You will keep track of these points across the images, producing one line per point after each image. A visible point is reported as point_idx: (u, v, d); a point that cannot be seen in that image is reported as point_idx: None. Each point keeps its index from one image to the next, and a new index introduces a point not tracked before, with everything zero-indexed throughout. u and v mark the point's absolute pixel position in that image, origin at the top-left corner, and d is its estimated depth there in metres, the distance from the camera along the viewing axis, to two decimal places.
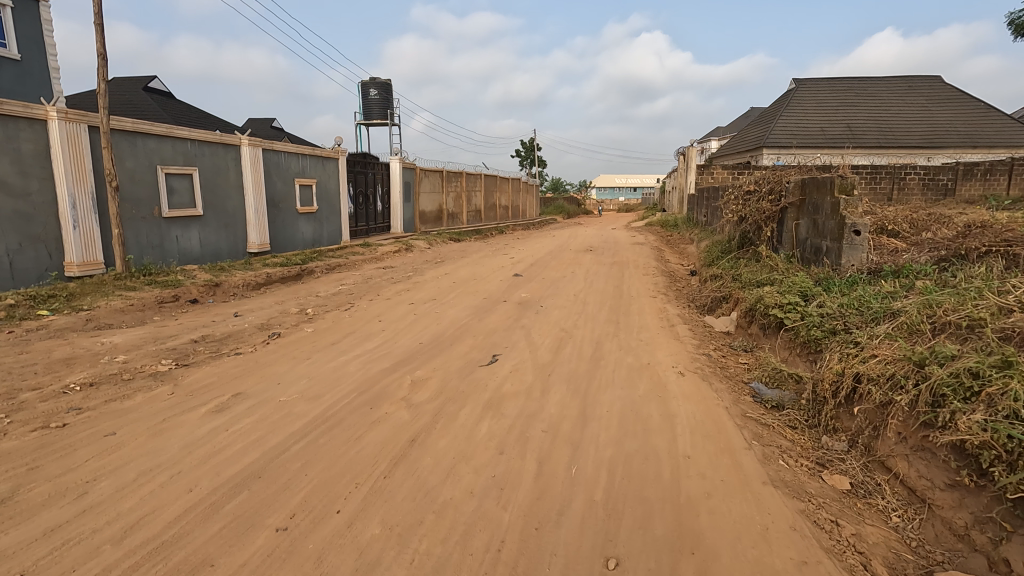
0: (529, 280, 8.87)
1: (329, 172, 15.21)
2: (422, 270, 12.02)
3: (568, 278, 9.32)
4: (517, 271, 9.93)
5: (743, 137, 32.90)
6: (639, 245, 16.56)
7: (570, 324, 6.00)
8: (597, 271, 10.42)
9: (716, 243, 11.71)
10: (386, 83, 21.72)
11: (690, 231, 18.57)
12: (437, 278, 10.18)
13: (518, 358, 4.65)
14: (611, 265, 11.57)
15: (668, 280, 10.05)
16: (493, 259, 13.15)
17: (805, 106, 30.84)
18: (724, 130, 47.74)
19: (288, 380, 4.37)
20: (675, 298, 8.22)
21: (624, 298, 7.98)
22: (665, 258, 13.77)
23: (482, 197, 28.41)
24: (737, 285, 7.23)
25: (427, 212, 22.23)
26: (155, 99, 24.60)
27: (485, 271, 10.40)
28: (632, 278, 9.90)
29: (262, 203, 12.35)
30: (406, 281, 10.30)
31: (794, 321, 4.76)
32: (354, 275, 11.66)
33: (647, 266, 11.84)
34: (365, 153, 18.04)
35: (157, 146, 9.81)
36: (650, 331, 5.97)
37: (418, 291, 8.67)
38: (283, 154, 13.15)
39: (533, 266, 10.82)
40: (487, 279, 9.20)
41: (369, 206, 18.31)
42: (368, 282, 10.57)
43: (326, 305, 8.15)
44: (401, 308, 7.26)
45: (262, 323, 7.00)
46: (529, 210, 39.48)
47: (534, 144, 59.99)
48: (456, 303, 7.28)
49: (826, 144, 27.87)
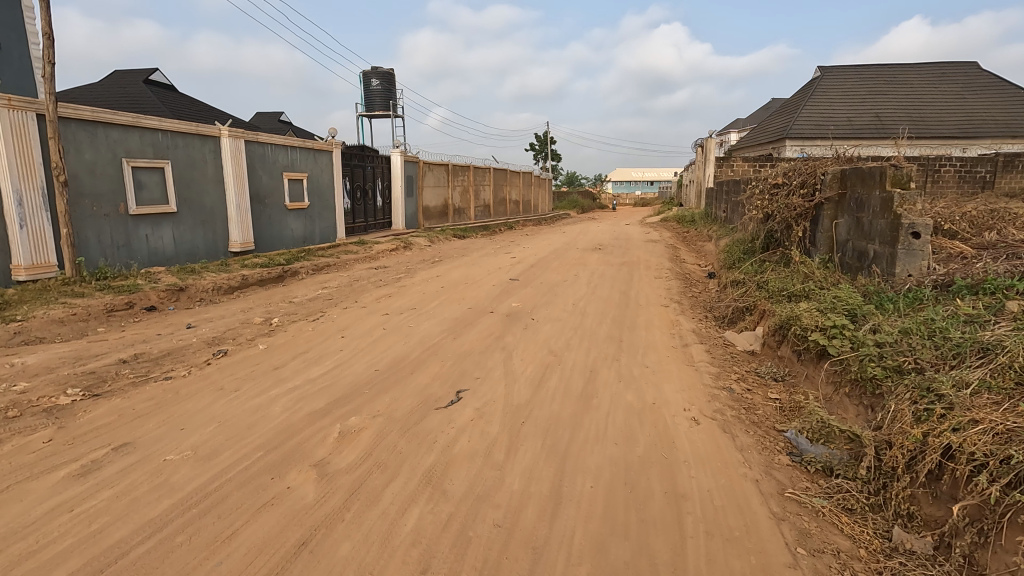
0: (525, 287, 7.87)
1: (322, 165, 14.37)
2: (415, 272, 11.11)
3: (569, 283, 8.32)
4: (513, 275, 8.95)
5: (764, 128, 31.41)
6: (653, 243, 15.46)
7: (561, 344, 5.01)
8: (604, 274, 9.39)
9: (736, 241, 10.59)
10: (388, 73, 20.81)
11: (707, 228, 17.41)
12: (427, 282, 9.26)
13: (485, 397, 3.69)
14: (620, 266, 10.52)
15: (682, 284, 8.98)
16: (493, 260, 12.18)
17: (831, 95, 29.25)
18: (744, 121, 46.06)
19: (194, 424, 3.47)
20: (689, 308, 7.19)
21: (631, 307, 6.97)
22: (681, 258, 12.67)
23: (491, 191, 27.43)
24: (763, 294, 6.18)
25: (431, 207, 21.33)
26: (156, 92, 24.00)
27: (479, 274, 9.45)
28: (643, 282, 8.85)
29: (245, 198, 11.54)
30: (394, 284, 9.39)
31: (842, 350, 3.76)
32: (341, 277, 10.77)
33: (660, 267, 10.78)
34: (363, 145, 17.17)
35: (122, 136, 9.01)
36: (658, 353, 4.97)
37: (400, 298, 7.74)
38: (269, 146, 12.32)
39: (533, 268, 9.83)
40: (479, 284, 8.24)
41: (368, 202, 17.47)
42: (353, 286, 9.68)
43: (295, 314, 7.28)
44: (373, 320, 6.33)
45: (214, 337, 6.14)
46: (542, 204, 38.41)
47: (548, 137, 58.86)
48: (435, 314, 6.34)
49: (854, 135, 26.34)
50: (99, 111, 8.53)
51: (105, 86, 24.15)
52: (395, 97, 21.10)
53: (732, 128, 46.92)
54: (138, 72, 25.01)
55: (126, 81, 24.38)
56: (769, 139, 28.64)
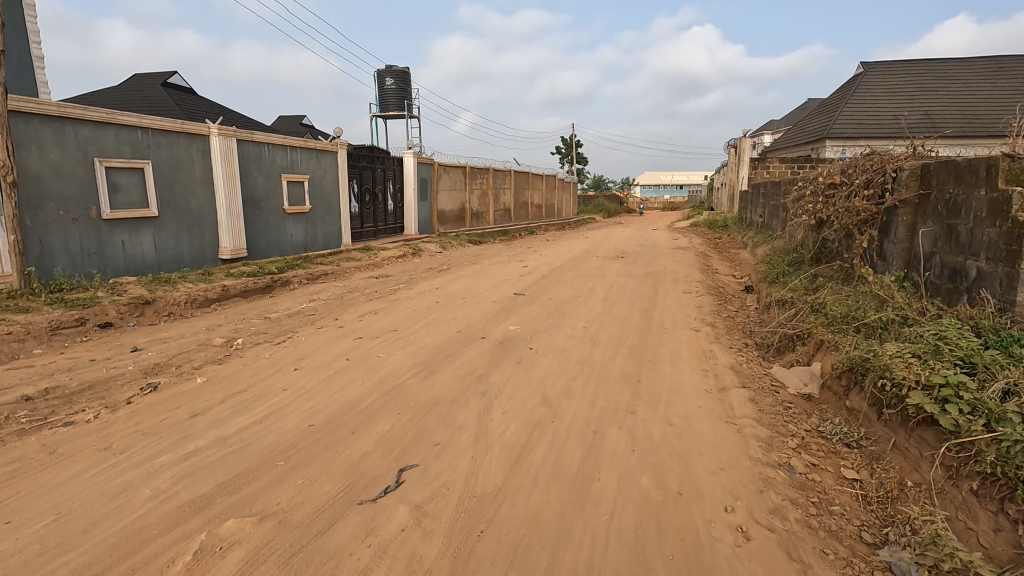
0: (530, 304, 6.77)
1: (325, 167, 13.56)
2: (415, 282, 10.14)
3: (582, 299, 7.18)
4: (520, 289, 7.87)
5: (802, 128, 29.67)
6: (681, 250, 14.17)
7: (560, 388, 3.90)
8: (624, 289, 8.20)
9: (778, 250, 9.29)
10: (403, 71, 20.04)
11: (741, 234, 16.01)
12: (423, 295, 8.25)
13: (437, 481, 2.59)
14: (644, 278, 9.32)
15: (715, 301, 7.75)
16: (504, 269, 11.11)
17: (874, 92, 27.39)
18: (778, 122, 44.02)
19: (25, 516, 2.47)
20: (725, 332, 6.00)
21: (652, 331, 5.81)
22: (713, 269, 11.36)
23: (511, 195, 26.41)
24: (821, 321, 4.96)
25: (446, 211, 20.39)
26: (173, 96, 23.76)
27: (483, 286, 8.40)
28: (669, 298, 7.63)
29: (237, 201, 10.76)
30: (387, 298, 8.41)
31: (963, 423, 2.58)
32: (334, 288, 9.86)
33: (690, 279, 9.54)
34: (373, 146, 16.36)
35: (94, 134, 8.28)
36: (687, 402, 3.83)
37: (386, 316, 6.72)
38: (264, 146, 11.57)
39: (544, 280, 8.73)
40: (477, 300, 7.18)
41: (377, 206, 16.64)
42: (343, 299, 8.74)
43: (263, 335, 6.32)
44: (342, 346, 5.31)
45: (157, 363, 5.21)
46: (566, 208, 37.21)
47: (573, 141, 57.78)
48: (417, 340, 5.29)
49: (900, 134, 24.52)
50: (67, 106, 7.80)
51: (125, 90, 24.04)
52: (410, 96, 20.28)
53: (766, 129, 44.88)
54: (157, 75, 24.83)
55: (145, 84, 24.22)
56: (807, 139, 26.97)
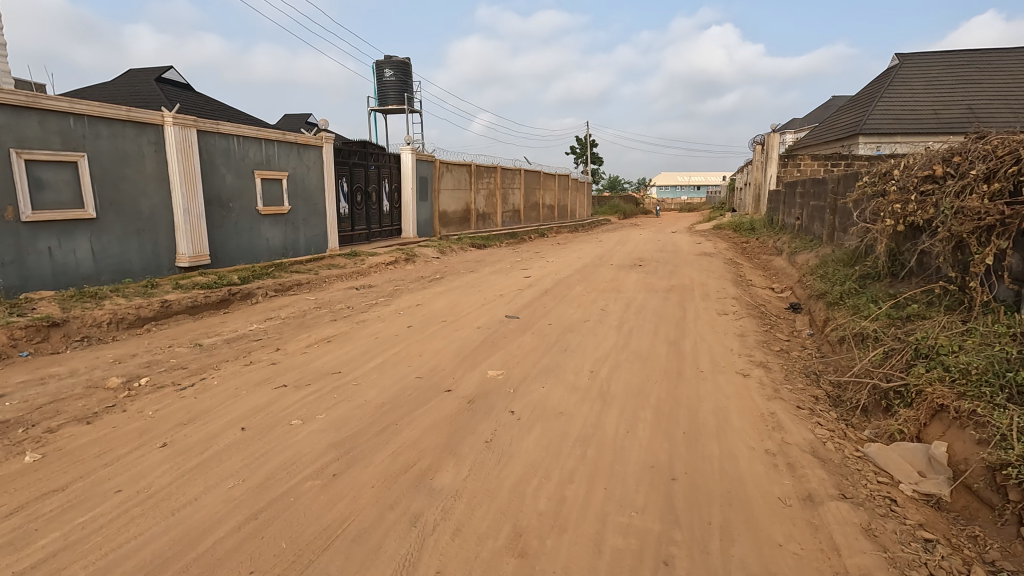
0: (523, 333, 5.25)
1: (309, 163, 12.21)
2: (397, 296, 8.71)
3: (591, 325, 5.64)
4: (514, 309, 6.35)
5: (832, 124, 27.72)
6: (708, 257, 12.51)
7: (544, 506, 2.38)
8: (645, 308, 6.63)
9: (834, 260, 7.65)
10: (403, 62, 18.71)
11: (773, 239, 14.30)
12: (397, 315, 6.78)
13: None
14: (668, 294, 7.73)
15: (759, 326, 6.18)
16: (503, 280, 9.59)
17: (911, 85, 25.36)
18: (801, 120, 42.16)
19: None
20: (784, 377, 4.44)
21: (686, 377, 4.28)
22: (747, 280, 9.73)
23: (521, 195, 24.92)
24: (941, 377, 3.40)
25: (449, 213, 18.97)
26: (167, 91, 22.69)
27: (471, 305, 6.90)
28: (702, 324, 6.05)
29: (198, 201, 9.43)
30: (355, 318, 6.96)
31: None
32: (303, 302, 8.47)
33: (722, 294, 7.98)
34: (367, 141, 14.98)
35: (11, 121, 6.98)
36: (757, 534, 2.31)
37: (338, 348, 5.25)
38: (233, 138, 10.23)
39: (545, 297, 7.20)
40: (459, 325, 5.68)
41: (371, 206, 15.29)
42: (305, 318, 7.31)
43: (176, 373, 4.92)
44: (253, 398, 3.84)
45: (3, 423, 3.81)
46: (580, 209, 35.59)
47: (588, 141, 56.16)
48: (356, 394, 3.80)
49: (942, 129, 22.52)
50: None
51: (118, 86, 23.03)
52: (410, 89, 18.95)
53: (790, 127, 42.88)
54: (152, 70, 23.79)
55: (139, 79, 23.21)
56: (838, 135, 25.06)
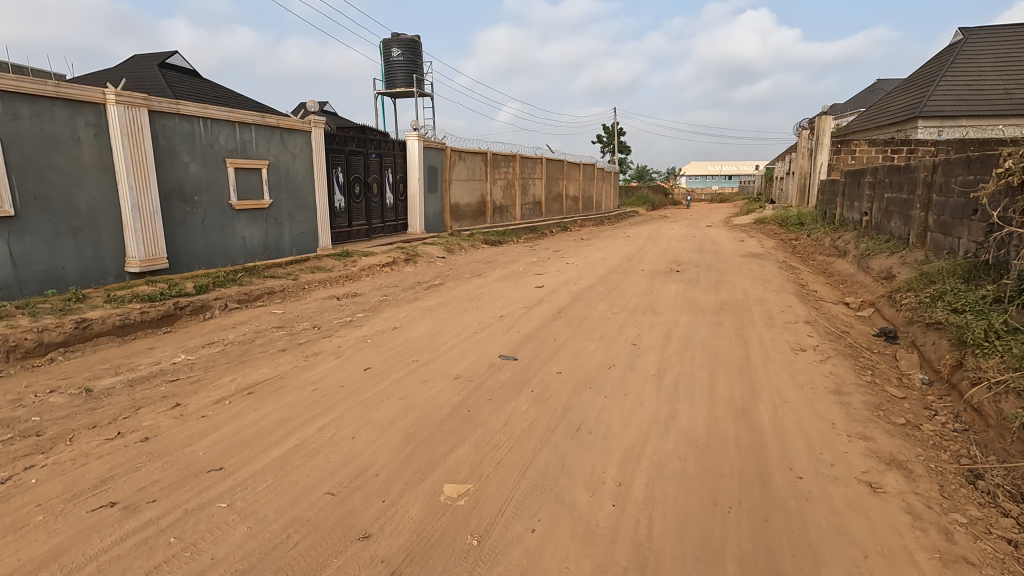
0: (518, 393, 3.57)
1: (294, 150, 10.73)
2: (379, 311, 7.15)
3: (617, 375, 3.94)
4: (513, 344, 4.68)
5: (884, 107, 25.09)
6: (758, 259, 10.59)
7: None
8: (692, 342, 4.87)
9: (948, 274, 5.76)
10: (411, 40, 17.10)
11: (832, 237, 12.28)
12: (361, 346, 5.18)
13: None
14: (720, 315, 5.94)
15: (856, 371, 4.40)
16: (511, 289, 7.92)
17: (978, 62, 22.61)
18: (844, 105, 39.26)
19: None
20: (939, 488, 2.70)
21: (778, 496, 2.56)
22: (813, 293, 7.82)
23: (542, 186, 23.11)
24: None
25: (462, 205, 17.37)
26: (168, 76, 21.51)
27: (459, 333, 5.25)
28: (776, 370, 4.28)
29: (151, 195, 8.02)
30: (311, 348, 5.39)
31: None
32: (265, 319, 6.97)
33: (788, 313, 6.18)
34: (367, 126, 13.45)
35: None
36: None
37: (252, 408, 3.65)
38: (198, 121, 8.79)
39: (559, 322, 5.49)
40: (432, 372, 4.03)
41: (372, 199, 13.78)
42: (254, 344, 5.77)
43: (15, 445, 3.40)
44: (39, 535, 2.26)
45: None
46: (606, 200, 33.50)
47: (615, 130, 53.87)
48: (207, 539, 2.19)
49: (1016, 110, 19.91)
50: None
51: (122, 72, 22.07)
52: (420, 70, 17.34)
53: (832, 113, 39.97)
54: (157, 55, 22.76)
55: (143, 65, 22.14)
56: (893, 119, 22.53)
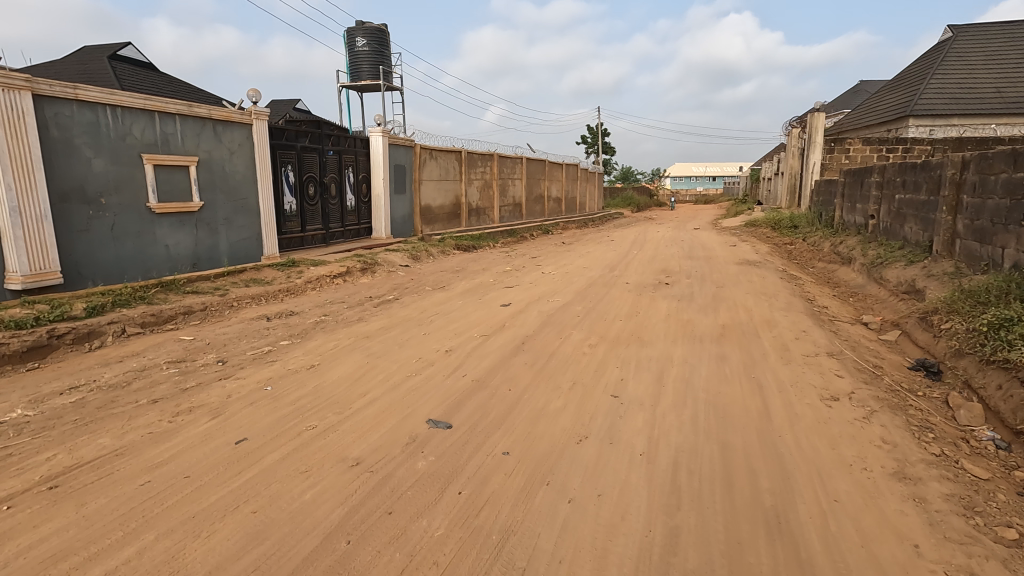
0: (438, 498, 2.36)
1: (231, 145, 9.40)
2: (309, 337, 5.88)
3: (590, 456, 2.74)
4: (451, 400, 3.45)
5: (873, 106, 24.35)
6: (755, 268, 9.49)
7: None
8: (692, 390, 3.68)
9: (1005, 297, 4.66)
10: (377, 28, 15.89)
11: (833, 243, 11.26)
12: (257, 394, 3.90)
13: None
14: (723, 345, 4.77)
15: (916, 433, 3.25)
16: (473, 307, 6.71)
17: (968, 59, 21.89)
18: (827, 106, 38.75)
19: None
20: None
21: None
22: (824, 310, 6.71)
23: (522, 187, 21.91)
24: None
25: (434, 207, 16.12)
26: (118, 68, 19.93)
27: (390, 377, 4.01)
28: (808, 438, 3.11)
29: (38, 196, 6.65)
30: (195, 397, 4.10)
31: None
32: (165, 349, 5.66)
33: (805, 340, 5.04)
34: (323, 120, 12.16)
35: None
36: None
37: (30, 525, 2.38)
38: (105, 109, 7.44)
39: (520, 360, 4.26)
40: (324, 453, 2.79)
41: (330, 201, 12.47)
42: (129, 389, 4.47)
43: None
44: None
45: None
46: (590, 201, 32.39)
47: (598, 131, 53.05)
48: None
49: (1009, 109, 19.21)
50: None
51: (68, 64, 20.43)
52: (387, 61, 16.10)
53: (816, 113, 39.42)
54: (108, 47, 21.14)
55: (91, 57, 20.50)
56: (883, 118, 21.72)
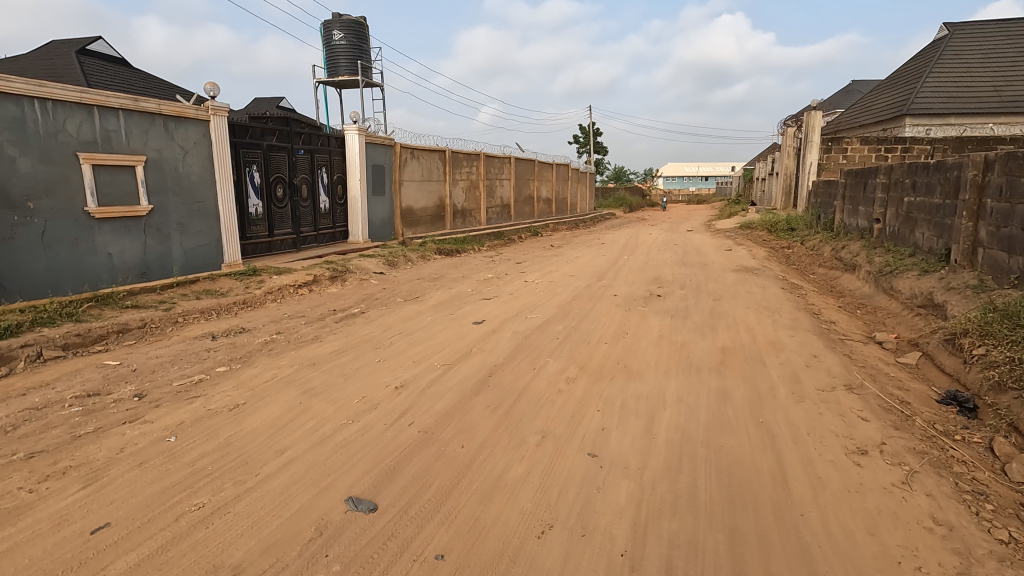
0: None
1: (185, 143, 8.62)
2: (249, 363, 5.12)
3: (554, 560, 2.05)
4: (384, 464, 2.72)
5: (868, 105, 23.83)
6: (753, 276, 8.82)
7: None
8: (689, 445, 2.98)
9: None
10: (354, 21, 15.11)
11: (834, 248, 10.62)
12: (154, 449, 3.16)
13: None
14: (724, 377, 4.07)
15: (971, 504, 2.57)
16: (443, 325, 5.98)
17: (965, 57, 21.36)
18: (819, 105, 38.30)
19: None
20: None
21: None
22: (833, 327, 6.04)
23: (510, 188, 21.19)
24: None
25: (416, 209, 15.37)
26: (86, 63, 19.01)
27: (320, 425, 3.27)
28: (837, 517, 2.43)
29: None
30: (84, 449, 3.36)
31: None
32: (82, 378, 4.91)
33: (818, 367, 4.35)
34: (292, 117, 11.38)
35: None
36: None
37: None
38: (33, 103, 6.67)
39: (482, 401, 3.54)
40: (194, 559, 2.07)
41: (301, 203, 11.69)
42: (14, 435, 3.72)
43: None
44: None
45: None
46: (582, 202, 31.72)
47: (590, 130, 52.43)
48: None
49: (1007, 108, 18.71)
50: None
51: (33, 59, 19.48)
52: (366, 55, 15.32)
53: None
54: (76, 41, 20.21)
55: (58, 51, 19.57)
56: (878, 117, 21.18)
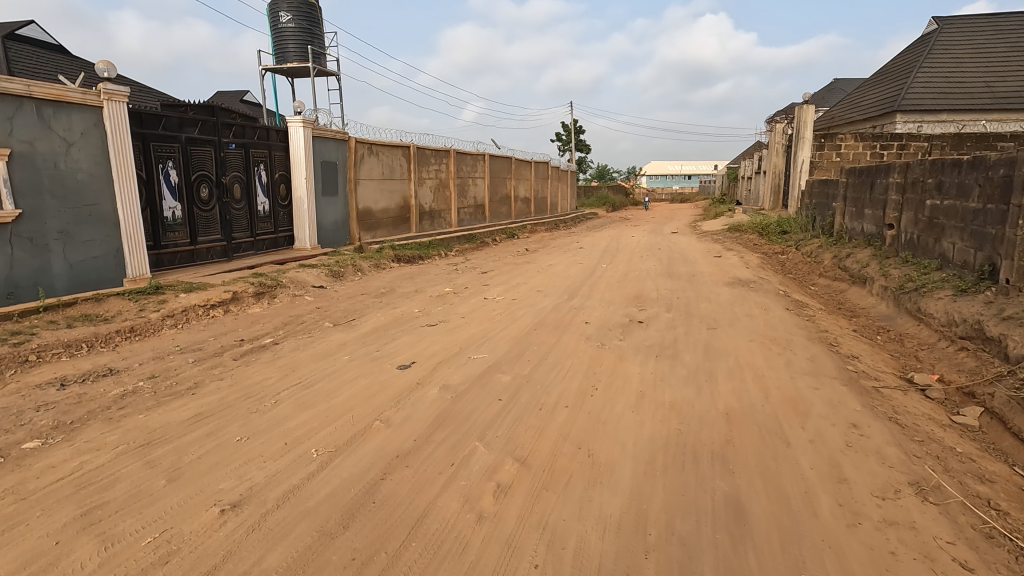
0: None
1: (70, 133, 7.07)
2: (71, 434, 3.65)
3: None
4: None
5: (855, 101, 22.87)
6: (751, 292, 7.53)
7: None
8: None
9: None
10: (304, 2, 13.56)
11: (837, 256, 9.39)
12: None
13: None
14: (735, 475, 2.72)
15: None
16: (359, 369, 4.55)
17: (955, 51, 20.42)
18: None
19: None
20: None
21: None
22: (859, 365, 4.76)
23: (484, 187, 19.76)
24: None
25: (375, 211, 13.88)
26: (12, 48, 17.11)
27: None
28: None
29: None
30: None
31: None
32: None
33: (866, 450, 3.03)
34: (220, 106, 9.86)
35: None
36: None
37: None
38: None
39: (346, 547, 2.14)
40: None
41: (233, 205, 10.16)
42: None
43: None
44: None
45: None
46: (563, 201, 30.38)
47: (572, 128, 51.18)
48: None
49: (1000, 104, 17.77)
50: None
51: None
52: (317, 41, 13.82)
53: None
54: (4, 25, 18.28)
55: None
56: (867, 114, 20.18)
